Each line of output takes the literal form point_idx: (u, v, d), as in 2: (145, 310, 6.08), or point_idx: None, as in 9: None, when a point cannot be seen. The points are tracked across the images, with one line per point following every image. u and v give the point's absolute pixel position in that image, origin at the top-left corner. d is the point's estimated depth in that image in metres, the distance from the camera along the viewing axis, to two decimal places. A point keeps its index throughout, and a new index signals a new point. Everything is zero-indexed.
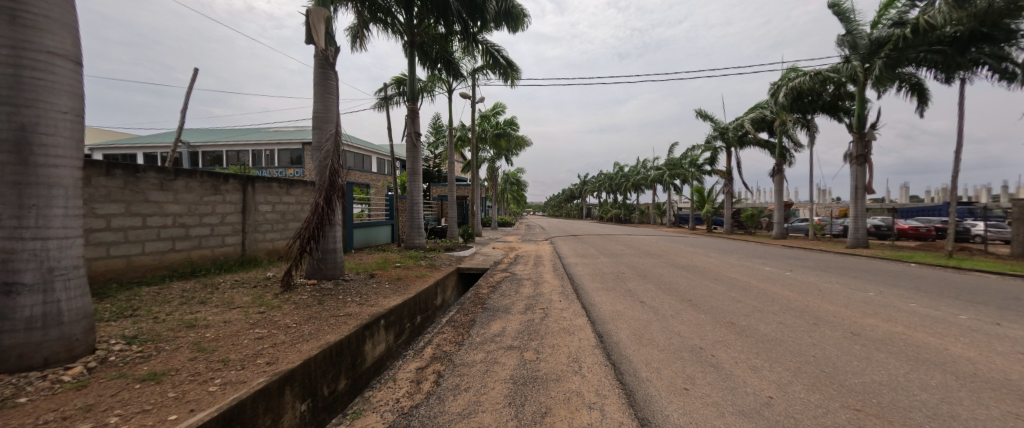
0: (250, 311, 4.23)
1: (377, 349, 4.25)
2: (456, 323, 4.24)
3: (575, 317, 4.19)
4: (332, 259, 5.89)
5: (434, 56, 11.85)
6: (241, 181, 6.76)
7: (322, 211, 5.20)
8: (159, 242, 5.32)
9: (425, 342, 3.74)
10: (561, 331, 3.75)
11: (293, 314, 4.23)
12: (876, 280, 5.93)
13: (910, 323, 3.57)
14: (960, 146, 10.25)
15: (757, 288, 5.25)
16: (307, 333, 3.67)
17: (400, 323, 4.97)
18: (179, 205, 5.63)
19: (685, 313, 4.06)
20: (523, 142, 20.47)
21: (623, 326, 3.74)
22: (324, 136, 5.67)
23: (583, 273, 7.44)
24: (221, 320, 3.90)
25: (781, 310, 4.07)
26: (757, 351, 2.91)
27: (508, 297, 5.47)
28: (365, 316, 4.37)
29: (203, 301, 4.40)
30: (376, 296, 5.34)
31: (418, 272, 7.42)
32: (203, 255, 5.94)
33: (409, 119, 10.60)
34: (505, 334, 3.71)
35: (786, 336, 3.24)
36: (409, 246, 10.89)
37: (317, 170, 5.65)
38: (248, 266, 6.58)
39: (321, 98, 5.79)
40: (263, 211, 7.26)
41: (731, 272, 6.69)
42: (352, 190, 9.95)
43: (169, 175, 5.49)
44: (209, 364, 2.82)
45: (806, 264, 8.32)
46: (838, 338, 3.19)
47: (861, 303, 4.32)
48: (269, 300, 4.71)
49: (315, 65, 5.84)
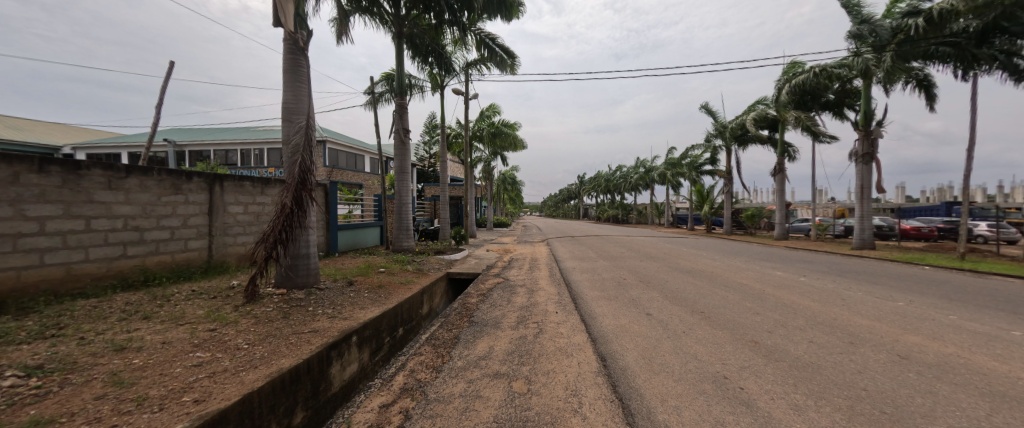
0: (199, 329, 3.65)
1: (347, 371, 3.70)
2: (437, 341, 3.70)
3: (573, 334, 3.66)
4: (304, 266, 5.34)
5: (425, 49, 11.30)
6: (207, 179, 6.18)
7: (289, 212, 4.63)
8: (107, 247, 4.74)
9: (398, 367, 3.18)
10: (557, 352, 3.22)
11: (248, 332, 3.66)
12: (899, 287, 5.44)
13: (963, 343, 3.05)
14: (971, 143, 9.85)
15: (775, 298, 4.73)
16: (259, 357, 3.10)
17: (378, 338, 4.42)
18: (132, 206, 5.04)
19: (699, 329, 3.55)
20: (520, 142, 19.85)
21: (630, 347, 3.19)
22: (294, 128, 5.14)
23: (581, 279, 6.88)
24: (162, 340, 3.35)
25: (809, 325, 3.56)
26: (795, 382, 2.40)
27: (498, 308, 4.92)
28: (333, 332, 3.80)
29: (147, 317, 3.84)
30: (351, 307, 4.78)
31: (402, 279, 6.82)
32: (160, 261, 5.37)
33: (397, 114, 10.06)
34: (491, 357, 3.16)
35: (824, 361, 2.73)
36: (397, 250, 10.32)
37: (286, 166, 5.10)
38: (212, 274, 6.00)
39: (291, 87, 5.24)
40: (232, 212, 6.68)
41: (742, 279, 6.15)
42: (336, 190, 9.39)
43: (120, 172, 4.91)
44: (119, 404, 2.25)
45: (819, 268, 7.81)
46: (887, 363, 2.68)
47: (894, 316, 3.83)
48: (225, 314, 4.13)
49: (284, 51, 5.28)
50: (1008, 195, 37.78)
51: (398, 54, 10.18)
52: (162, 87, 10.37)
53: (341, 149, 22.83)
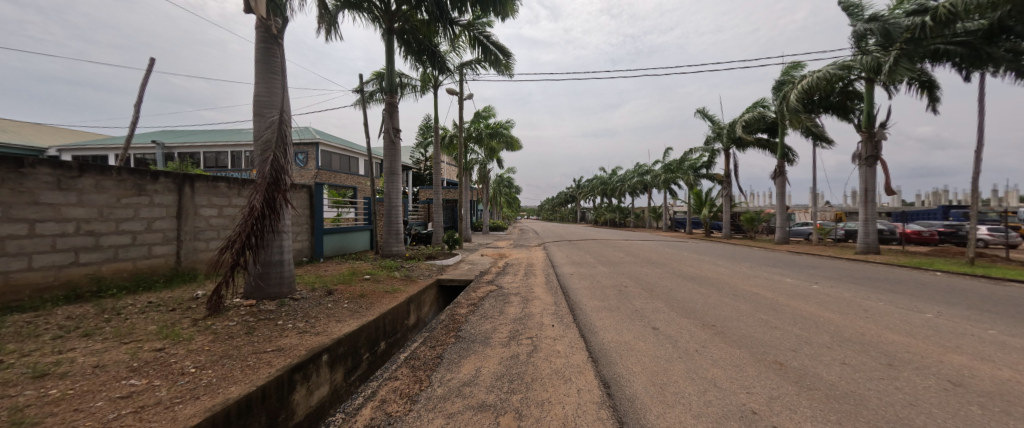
0: (144, 349, 3.18)
1: (316, 395, 3.25)
2: (416, 362, 3.26)
3: (572, 353, 3.23)
4: (277, 274, 4.88)
5: (418, 47, 10.89)
6: (176, 180, 5.72)
7: (259, 214, 4.18)
8: (55, 254, 4.26)
9: (368, 396, 2.73)
10: (554, 376, 2.78)
11: (200, 351, 3.19)
12: (920, 296, 5.07)
13: (1017, 365, 2.67)
14: (981, 144, 9.59)
15: (791, 309, 4.33)
16: (205, 385, 2.63)
17: (353, 355, 3.94)
18: (86, 209, 4.57)
19: (713, 347, 3.15)
20: (517, 142, 19.52)
21: (638, 371, 2.76)
22: (266, 124, 4.74)
23: (579, 286, 6.46)
24: (95, 364, 2.88)
25: (836, 343, 3.17)
26: (839, 420, 1.99)
27: (489, 321, 4.48)
28: (301, 351, 3.35)
29: (88, 335, 3.37)
30: (327, 320, 4.33)
31: (388, 287, 6.33)
32: (119, 269, 4.90)
33: (387, 114, 9.64)
34: (478, 383, 2.73)
35: (866, 390, 2.32)
36: (386, 255, 9.84)
37: (258, 165, 4.66)
38: (178, 283, 5.51)
39: (264, 79, 4.83)
40: (203, 215, 6.20)
41: (750, 287, 5.76)
42: (322, 192, 8.93)
43: (72, 171, 4.44)
44: None
45: (828, 273, 7.48)
46: (940, 393, 2.28)
47: (928, 331, 3.45)
48: (180, 330, 3.65)
49: (256, 40, 4.88)
50: (1001, 199, 38.03)
51: (388, 53, 9.79)
52: (142, 84, 9.92)
53: (335, 151, 22.38)
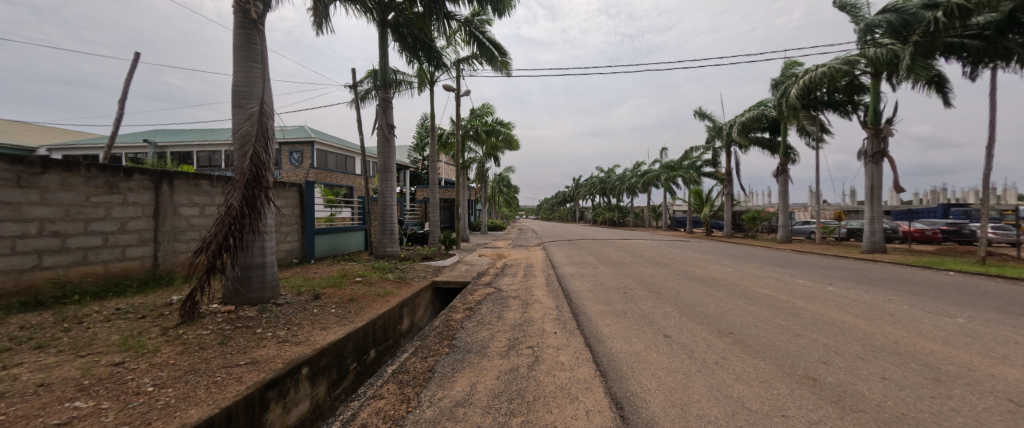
0: (100, 364, 2.83)
1: (296, 412, 2.94)
2: (405, 376, 2.94)
3: (578, 366, 2.92)
4: (258, 278, 4.54)
5: (413, 41, 10.57)
6: (152, 177, 5.36)
7: (236, 214, 3.82)
8: (14, 257, 3.91)
9: (348, 419, 2.41)
10: (558, 394, 2.47)
11: (163, 366, 2.86)
12: (944, 298, 4.79)
13: None
14: (993, 139, 9.34)
15: (812, 314, 4.02)
16: (161, 406, 2.31)
17: (338, 367, 3.61)
18: (50, 208, 4.22)
19: (735, 359, 2.84)
20: (514, 141, 19.23)
21: (654, 388, 2.45)
22: (245, 116, 4.39)
23: (581, 289, 6.11)
24: (40, 382, 2.54)
25: (870, 353, 2.86)
26: None
27: (486, 328, 4.15)
28: (278, 364, 3.02)
29: (38, 348, 3.02)
30: (311, 328, 3.98)
31: (380, 290, 5.99)
32: (88, 272, 4.55)
33: (380, 109, 9.31)
34: (474, 402, 2.41)
35: (918, 412, 2.02)
36: (381, 256, 9.51)
37: (236, 160, 4.31)
38: (155, 287, 5.17)
39: (243, 67, 4.51)
40: (183, 214, 5.85)
41: (762, 288, 5.48)
42: (313, 191, 8.58)
43: (33, 167, 4.09)
44: None
45: (839, 274, 7.20)
46: (1005, 416, 1.97)
47: (968, 339, 3.14)
48: (145, 341, 3.30)
49: (234, 26, 4.54)
50: (1000, 197, 38.05)
51: (381, 47, 9.47)
52: (126, 81, 9.56)
53: (330, 150, 21.98)
